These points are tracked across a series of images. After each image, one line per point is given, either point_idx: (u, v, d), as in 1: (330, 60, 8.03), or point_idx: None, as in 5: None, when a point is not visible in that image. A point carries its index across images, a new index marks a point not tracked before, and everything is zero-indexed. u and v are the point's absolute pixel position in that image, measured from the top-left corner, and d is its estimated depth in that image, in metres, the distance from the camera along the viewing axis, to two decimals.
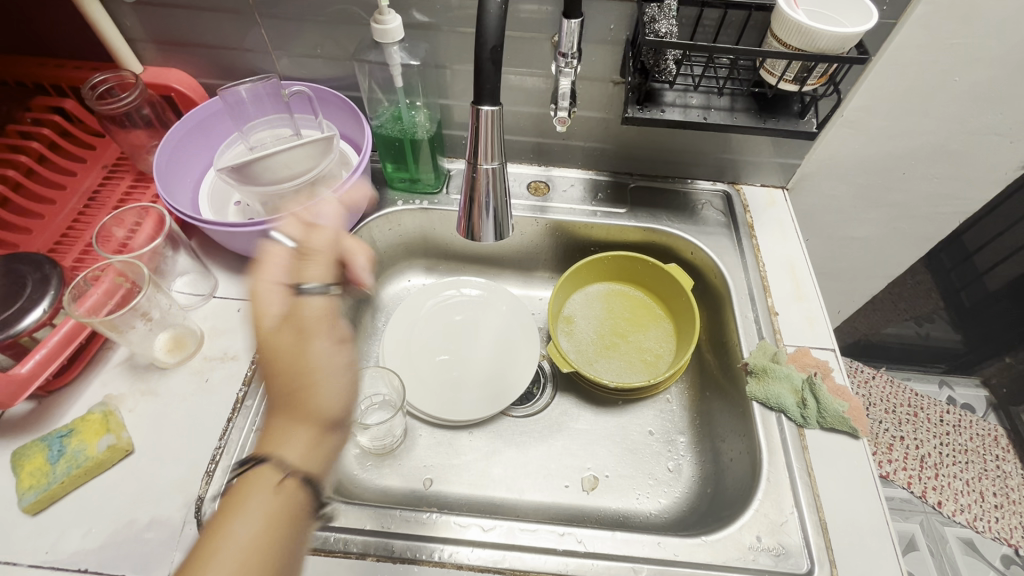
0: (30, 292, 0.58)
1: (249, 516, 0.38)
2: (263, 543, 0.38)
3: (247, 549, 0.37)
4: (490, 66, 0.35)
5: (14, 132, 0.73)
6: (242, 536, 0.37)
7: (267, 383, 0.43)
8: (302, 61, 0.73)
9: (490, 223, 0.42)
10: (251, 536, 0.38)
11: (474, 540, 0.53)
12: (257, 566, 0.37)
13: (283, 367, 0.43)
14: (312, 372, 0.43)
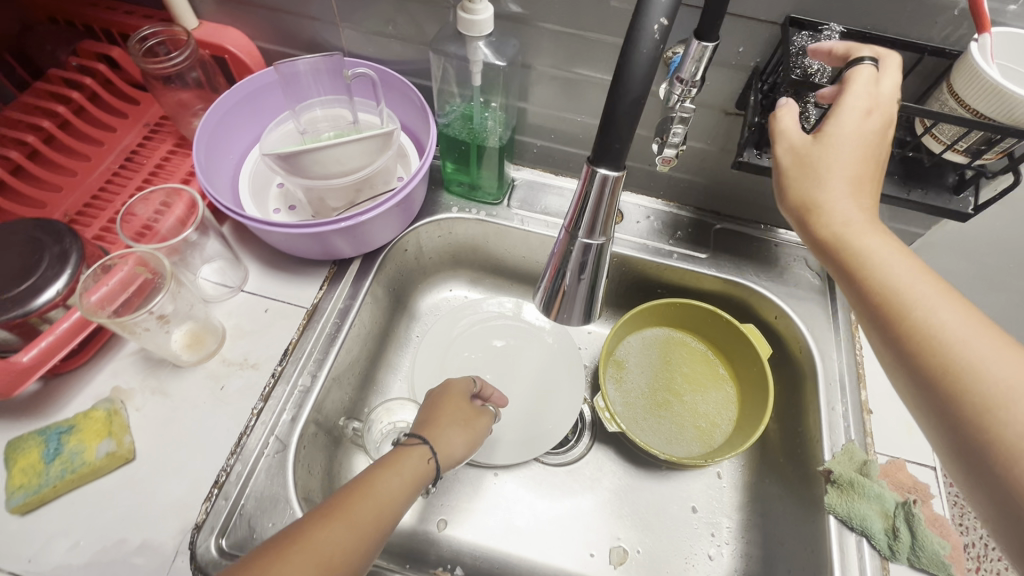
0: (45, 268, 0.52)
1: (394, 475, 0.46)
2: (402, 494, 0.46)
3: (392, 494, 0.45)
4: (625, 121, 0.26)
5: (58, 77, 0.68)
6: (390, 484, 0.45)
7: (428, 407, 0.57)
8: (371, 39, 0.64)
9: (577, 304, 0.34)
10: (396, 487, 0.46)
11: None
12: (395, 508, 0.45)
13: (450, 409, 0.56)
14: (448, 431, 0.53)
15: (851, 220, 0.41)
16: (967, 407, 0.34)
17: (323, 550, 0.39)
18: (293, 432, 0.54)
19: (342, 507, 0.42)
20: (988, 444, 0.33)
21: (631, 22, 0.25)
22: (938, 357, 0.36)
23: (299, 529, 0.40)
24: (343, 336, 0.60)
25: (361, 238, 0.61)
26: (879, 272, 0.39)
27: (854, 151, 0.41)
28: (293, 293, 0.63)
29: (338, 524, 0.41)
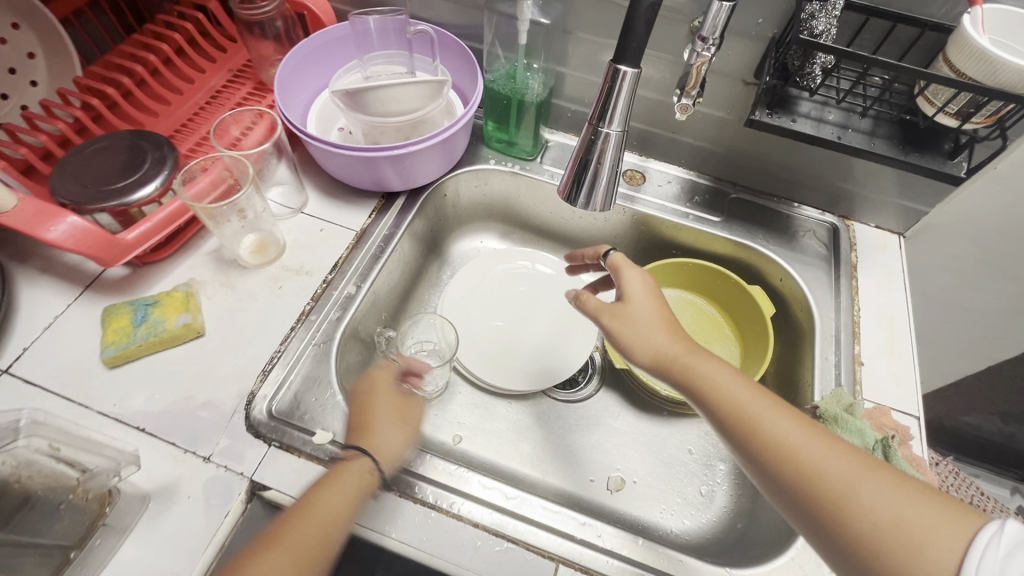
0: (148, 168, 0.61)
1: (337, 491, 0.48)
2: (345, 507, 0.47)
3: (333, 510, 0.47)
4: (643, 22, 0.33)
5: (162, 23, 0.79)
6: (331, 500, 0.47)
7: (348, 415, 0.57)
8: (432, 3, 0.73)
9: (594, 192, 0.40)
10: (338, 501, 0.47)
11: (495, 504, 0.53)
12: (342, 522, 0.47)
13: (359, 410, 0.56)
14: (381, 438, 0.54)
15: (682, 351, 0.51)
16: (823, 504, 0.41)
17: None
18: (337, 329, 0.62)
19: (281, 534, 0.44)
20: (852, 527, 0.39)
21: None
22: (799, 466, 0.43)
23: (243, 560, 0.42)
24: (385, 257, 0.68)
25: (408, 171, 0.69)
26: (724, 392, 0.48)
27: (652, 309, 0.53)
28: (345, 217, 0.71)
29: (277, 550, 0.43)
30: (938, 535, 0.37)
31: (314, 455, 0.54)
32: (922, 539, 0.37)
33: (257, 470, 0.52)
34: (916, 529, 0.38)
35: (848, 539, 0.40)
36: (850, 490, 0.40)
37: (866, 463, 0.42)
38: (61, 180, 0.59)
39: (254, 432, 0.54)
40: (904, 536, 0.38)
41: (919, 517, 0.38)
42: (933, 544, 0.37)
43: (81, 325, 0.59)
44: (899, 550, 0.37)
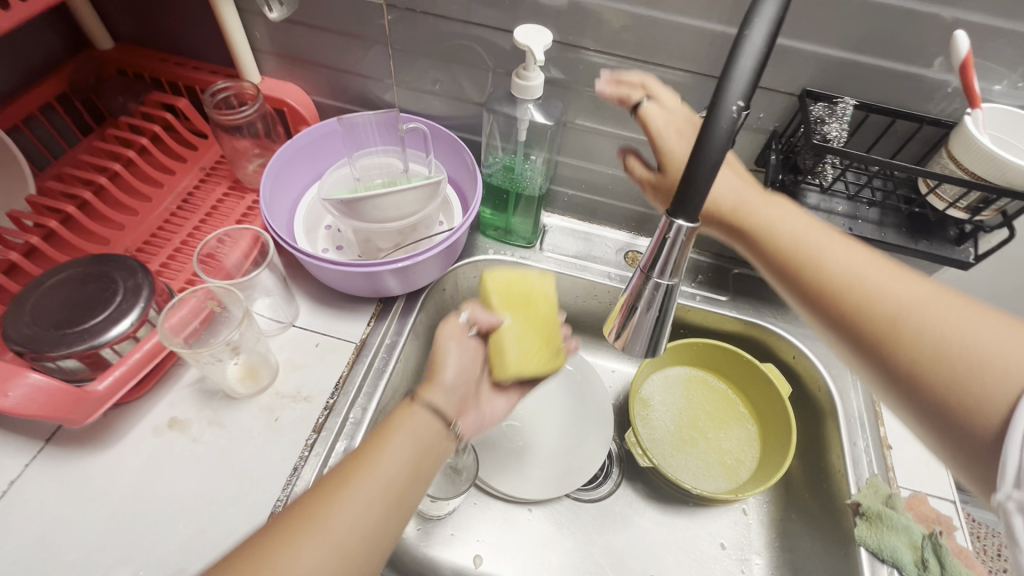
0: (120, 300, 0.55)
1: (393, 440, 0.41)
2: (415, 462, 0.41)
3: (408, 439, 0.42)
4: (705, 180, 0.31)
5: (125, 124, 0.73)
6: (398, 445, 0.41)
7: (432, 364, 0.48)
8: (420, 96, 0.71)
9: (644, 337, 0.37)
10: (400, 444, 0.41)
11: None
12: (408, 481, 0.41)
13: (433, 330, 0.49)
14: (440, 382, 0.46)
15: (738, 195, 0.47)
16: (868, 324, 0.40)
17: (361, 528, 0.37)
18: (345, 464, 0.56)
19: (383, 425, 0.43)
20: (900, 348, 0.38)
21: (711, 102, 0.30)
22: (867, 308, 0.40)
23: (236, 563, 0.34)
24: (390, 371, 0.63)
25: (410, 277, 0.64)
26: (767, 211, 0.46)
27: (694, 155, 0.48)
28: (342, 329, 0.65)
29: (352, 483, 0.39)
30: (1016, 368, 0.34)
31: None
32: (999, 381, 0.34)
33: None
34: (987, 355, 0.35)
35: (887, 356, 0.39)
36: (899, 323, 0.38)
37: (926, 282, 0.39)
38: (16, 322, 0.52)
39: None
40: (947, 360, 0.36)
41: (993, 342, 0.35)
42: (999, 371, 0.34)
43: (44, 489, 0.51)
44: (956, 373, 0.35)
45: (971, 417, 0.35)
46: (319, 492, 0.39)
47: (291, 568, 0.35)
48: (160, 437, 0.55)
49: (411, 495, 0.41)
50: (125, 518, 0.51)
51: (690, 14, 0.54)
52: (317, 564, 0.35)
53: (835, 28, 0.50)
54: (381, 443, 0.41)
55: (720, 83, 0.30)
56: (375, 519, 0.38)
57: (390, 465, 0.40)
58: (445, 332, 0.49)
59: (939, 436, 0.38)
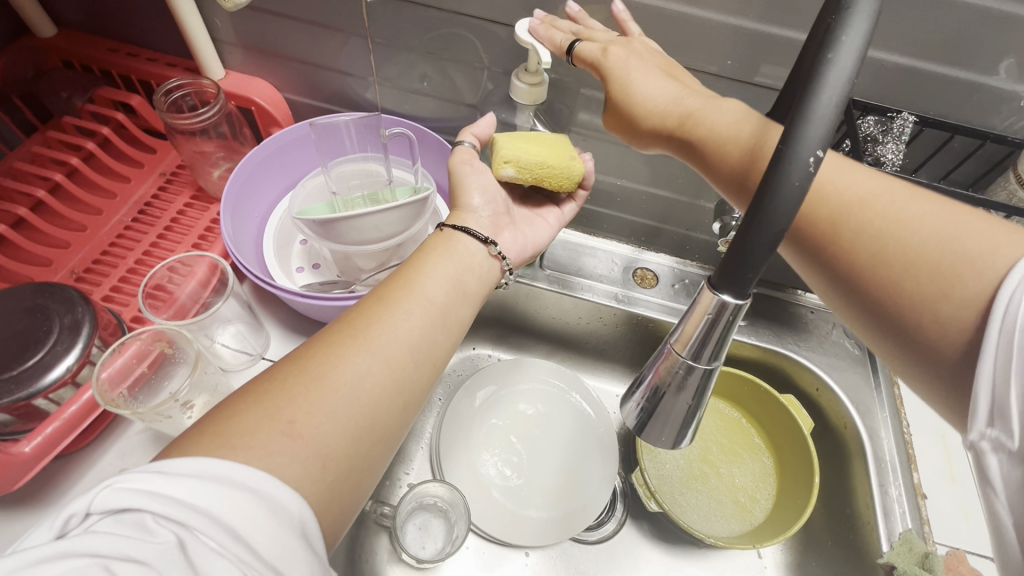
0: (54, 341, 0.47)
1: (439, 258, 0.44)
2: (453, 288, 0.43)
3: (435, 272, 0.43)
4: (764, 253, 0.24)
5: (69, 125, 0.64)
6: (438, 265, 0.43)
7: (426, 252, 0.45)
8: (407, 96, 0.62)
9: (672, 425, 0.31)
10: (436, 267, 0.43)
11: None
12: (435, 329, 0.40)
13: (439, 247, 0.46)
14: (456, 244, 0.46)
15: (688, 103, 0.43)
16: (824, 225, 0.36)
17: (405, 338, 0.38)
18: None
19: (382, 297, 0.40)
20: (860, 263, 0.35)
21: (776, 155, 0.23)
22: (819, 220, 0.36)
23: (261, 386, 0.32)
24: None
25: None
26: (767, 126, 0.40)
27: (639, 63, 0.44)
28: None
29: (381, 310, 0.39)
30: (978, 260, 0.31)
31: None
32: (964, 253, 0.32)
33: None
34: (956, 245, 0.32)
35: (841, 262, 0.36)
36: (846, 221, 0.36)
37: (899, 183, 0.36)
38: None
39: None
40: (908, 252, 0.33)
41: (937, 228, 0.33)
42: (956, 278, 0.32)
43: None
44: (917, 275, 0.33)
45: (934, 332, 0.33)
46: (319, 354, 0.35)
47: (341, 369, 0.34)
48: None
49: (418, 369, 0.38)
50: None
51: (721, 9, 0.46)
52: (348, 390, 0.34)
53: (895, 29, 0.42)
54: (382, 315, 0.38)
55: (788, 130, 0.23)
56: (380, 384, 0.35)
57: (395, 335, 0.37)
58: (447, 231, 0.47)
59: (903, 362, 0.36)
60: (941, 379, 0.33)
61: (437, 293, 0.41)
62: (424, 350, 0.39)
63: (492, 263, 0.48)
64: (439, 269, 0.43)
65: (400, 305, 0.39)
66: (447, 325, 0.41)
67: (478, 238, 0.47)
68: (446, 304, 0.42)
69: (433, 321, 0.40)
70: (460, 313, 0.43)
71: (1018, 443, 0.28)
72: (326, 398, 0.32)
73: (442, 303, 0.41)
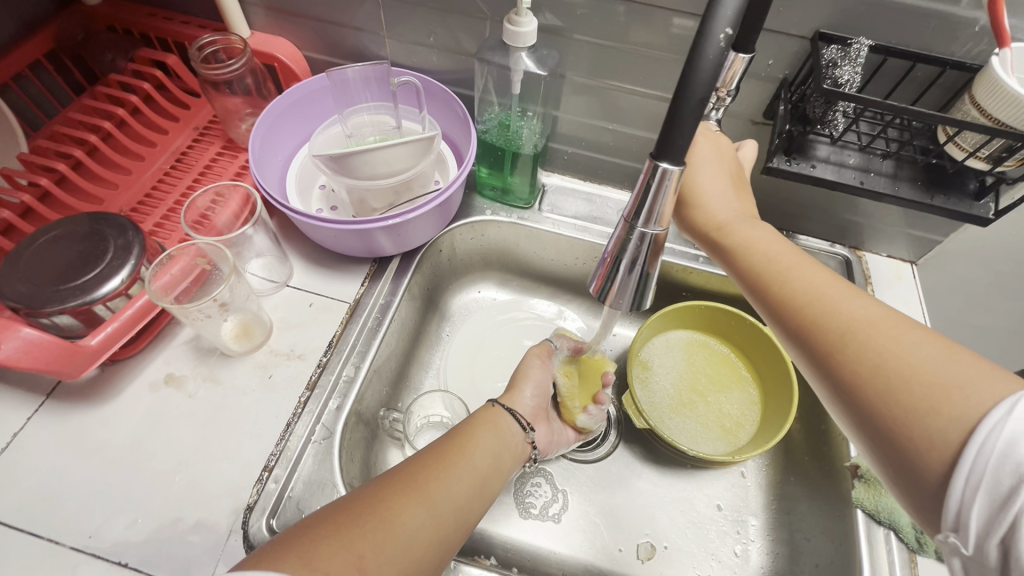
0: (109, 258, 0.54)
1: (486, 435, 0.51)
2: (494, 467, 0.49)
3: (484, 449, 0.49)
4: (690, 119, 0.29)
5: (115, 82, 0.72)
6: (485, 442, 0.50)
7: (467, 427, 0.51)
8: (412, 48, 0.68)
9: (628, 291, 0.36)
10: (484, 444, 0.50)
11: None
12: (475, 491, 0.45)
13: (478, 423, 0.52)
14: (498, 427, 0.53)
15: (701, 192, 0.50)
16: (832, 339, 0.39)
17: (451, 495, 0.43)
18: (338, 420, 0.56)
19: (441, 455, 0.46)
20: (849, 362, 0.38)
21: (697, 35, 0.28)
22: (822, 321, 0.40)
23: (338, 521, 0.37)
24: (384, 330, 0.62)
25: (403, 237, 0.63)
26: (790, 286, 0.43)
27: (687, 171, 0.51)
28: (336, 288, 0.65)
29: (442, 466, 0.44)
30: (955, 382, 0.33)
31: None
32: (942, 383, 0.33)
33: None
34: (932, 369, 0.34)
35: (835, 366, 0.38)
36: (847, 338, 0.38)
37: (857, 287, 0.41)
38: (9, 280, 0.52)
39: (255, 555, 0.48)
40: (890, 370, 0.36)
41: (921, 361, 0.35)
42: (943, 390, 0.33)
43: (47, 443, 0.53)
44: (902, 388, 0.35)
45: (922, 444, 0.33)
46: (385, 497, 0.40)
47: (401, 520, 0.38)
48: (157, 392, 0.56)
49: (457, 530, 0.42)
50: (122, 469, 0.52)
51: None
52: (405, 535, 0.38)
53: None
54: (439, 472, 0.44)
55: (706, 10, 0.27)
56: (428, 540, 0.39)
57: (447, 495, 0.42)
58: (496, 409, 0.55)
59: (891, 468, 0.35)
60: (921, 502, 0.33)
61: (481, 465, 0.47)
62: (465, 508, 0.43)
63: (525, 447, 0.55)
64: (483, 446, 0.49)
65: (452, 466, 0.45)
66: (486, 498, 0.46)
67: (519, 422, 0.55)
68: (485, 471, 0.47)
69: (475, 485, 0.45)
70: (494, 491, 0.48)
71: (971, 550, 0.30)
72: (387, 545, 0.37)
73: (481, 473, 0.47)
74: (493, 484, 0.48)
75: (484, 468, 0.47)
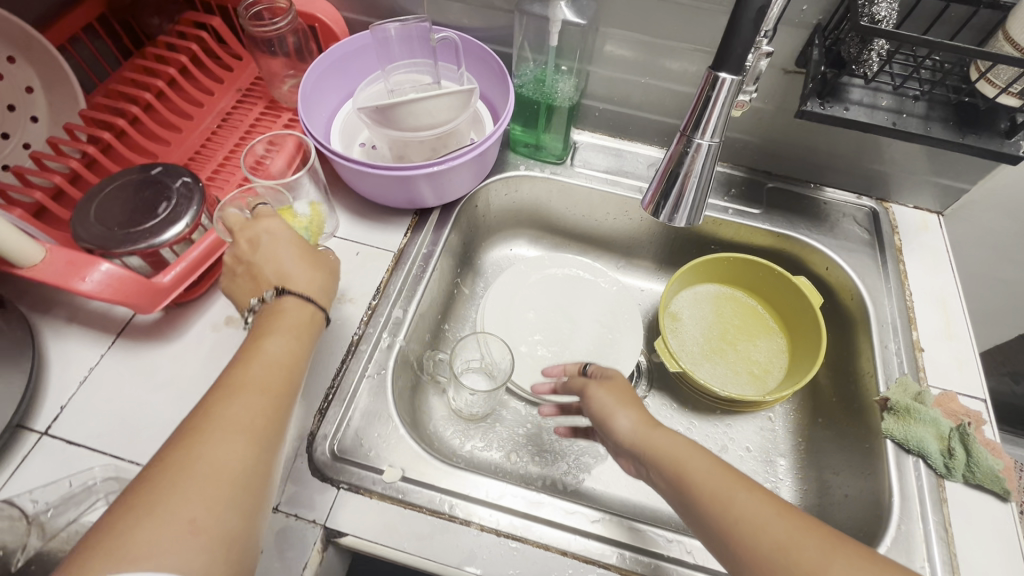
0: (175, 203, 0.57)
1: (280, 334, 0.47)
2: (294, 355, 0.47)
3: (284, 349, 0.47)
4: (751, 26, 0.31)
5: (163, 43, 0.75)
6: (279, 342, 0.47)
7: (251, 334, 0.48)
8: (452, 6, 0.70)
9: (682, 204, 0.39)
10: (281, 339, 0.47)
11: (556, 521, 0.51)
12: (273, 394, 0.44)
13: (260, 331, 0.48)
14: (276, 318, 0.49)
15: (618, 407, 0.53)
16: (765, 544, 0.40)
17: (245, 418, 0.41)
18: (389, 357, 0.59)
19: (234, 378, 0.44)
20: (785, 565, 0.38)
21: None
22: (758, 537, 0.40)
23: (120, 513, 0.36)
24: (428, 278, 0.66)
25: (444, 187, 0.66)
26: (703, 492, 0.44)
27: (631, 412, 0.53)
28: (381, 238, 0.68)
29: (240, 391, 0.43)
30: None
31: (387, 494, 0.52)
32: None
33: (329, 515, 0.50)
34: None
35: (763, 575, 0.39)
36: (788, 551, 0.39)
37: (769, 499, 0.42)
38: (83, 223, 0.55)
39: (319, 475, 0.52)
40: None
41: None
42: None
43: (121, 376, 0.56)
44: None
45: None
46: (173, 454, 0.39)
47: (200, 465, 0.38)
48: (219, 332, 0.60)
49: (270, 438, 0.42)
50: (191, 400, 0.55)
51: None
52: (209, 479, 0.38)
53: None
54: (225, 403, 0.42)
55: None
56: (235, 467, 0.39)
57: (237, 415, 0.41)
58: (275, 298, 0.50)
59: None
60: None
61: (266, 366, 0.45)
62: (267, 416, 0.43)
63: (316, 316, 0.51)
64: (275, 342, 0.47)
65: (243, 387, 0.43)
66: (290, 394, 0.46)
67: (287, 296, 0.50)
68: (286, 381, 0.45)
69: (269, 389, 0.44)
70: (296, 381, 0.47)
71: None
72: (190, 497, 0.37)
73: (275, 373, 0.45)
74: (291, 379, 0.46)
75: (273, 373, 0.45)
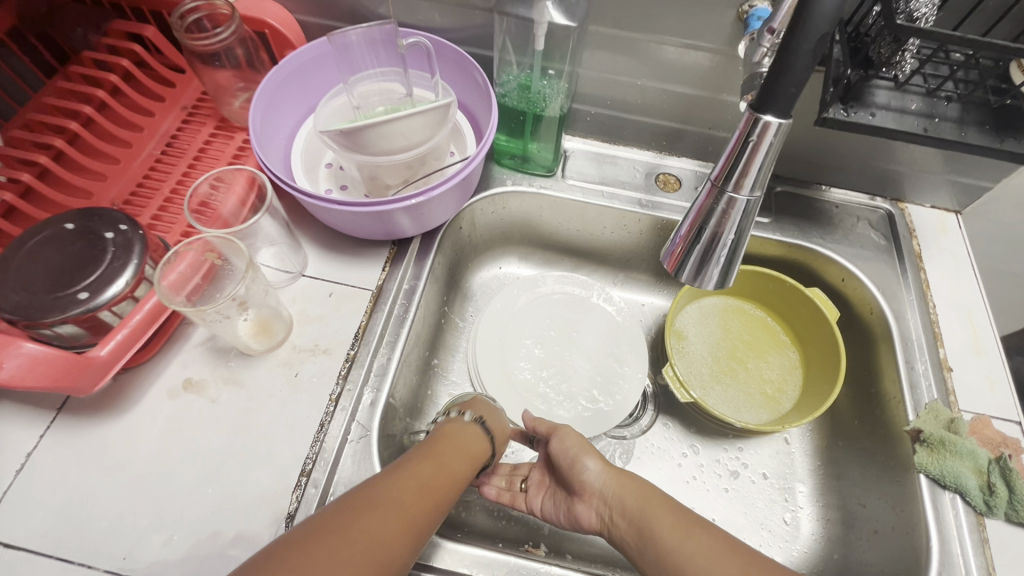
0: (111, 258, 0.49)
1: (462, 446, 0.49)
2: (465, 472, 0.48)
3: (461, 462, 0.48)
4: (808, 58, 0.25)
5: (89, 59, 0.65)
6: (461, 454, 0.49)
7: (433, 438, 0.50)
8: (420, 6, 0.61)
9: (714, 264, 0.35)
10: (464, 456, 0.49)
11: None
12: (438, 498, 0.44)
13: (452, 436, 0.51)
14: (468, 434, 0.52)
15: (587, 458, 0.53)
16: None
17: (410, 504, 0.41)
18: (374, 416, 0.53)
19: (427, 464, 0.45)
20: None
21: None
22: None
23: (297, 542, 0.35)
24: (412, 319, 0.59)
25: (425, 216, 0.59)
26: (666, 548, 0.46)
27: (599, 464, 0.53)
28: (356, 275, 0.61)
29: (426, 479, 0.44)
30: None
31: None
32: None
33: None
34: None
35: None
36: None
37: (719, 550, 0.45)
38: (4, 291, 0.47)
39: None
40: None
41: None
42: None
43: (65, 460, 0.49)
44: None
45: None
46: (340, 512, 0.38)
47: (369, 532, 0.37)
48: (176, 399, 0.53)
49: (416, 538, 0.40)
50: (149, 483, 0.48)
51: None
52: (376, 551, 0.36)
53: None
54: (401, 483, 0.42)
55: None
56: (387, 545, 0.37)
57: (404, 498, 0.41)
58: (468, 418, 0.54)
59: None
60: None
61: (444, 471, 0.46)
62: (420, 518, 0.41)
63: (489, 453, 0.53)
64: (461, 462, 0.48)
65: (421, 477, 0.43)
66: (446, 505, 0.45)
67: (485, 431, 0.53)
68: (453, 487, 0.46)
69: (431, 488, 0.44)
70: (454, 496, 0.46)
71: None
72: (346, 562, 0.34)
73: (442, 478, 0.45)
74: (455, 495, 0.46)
75: (438, 469, 0.46)
